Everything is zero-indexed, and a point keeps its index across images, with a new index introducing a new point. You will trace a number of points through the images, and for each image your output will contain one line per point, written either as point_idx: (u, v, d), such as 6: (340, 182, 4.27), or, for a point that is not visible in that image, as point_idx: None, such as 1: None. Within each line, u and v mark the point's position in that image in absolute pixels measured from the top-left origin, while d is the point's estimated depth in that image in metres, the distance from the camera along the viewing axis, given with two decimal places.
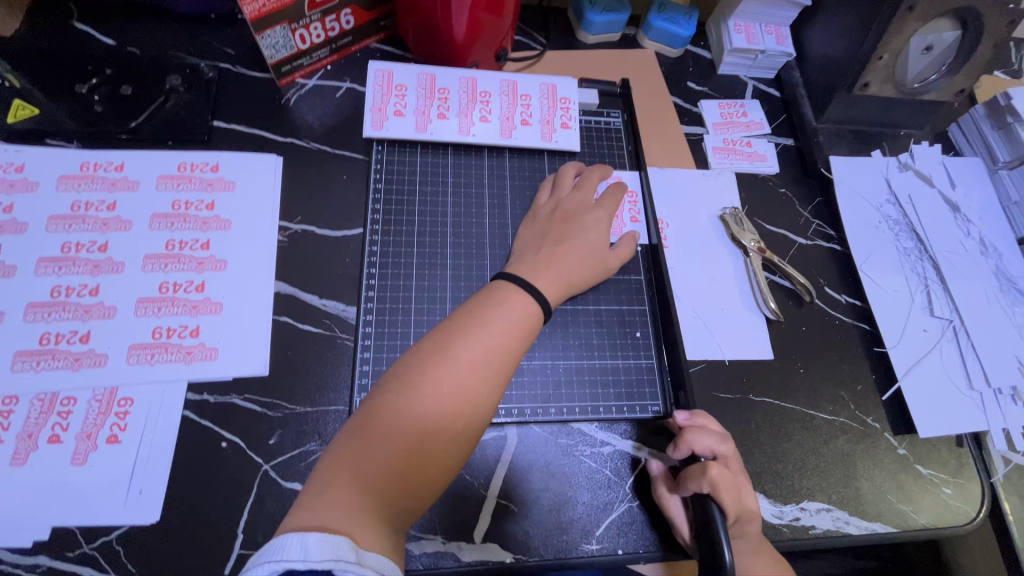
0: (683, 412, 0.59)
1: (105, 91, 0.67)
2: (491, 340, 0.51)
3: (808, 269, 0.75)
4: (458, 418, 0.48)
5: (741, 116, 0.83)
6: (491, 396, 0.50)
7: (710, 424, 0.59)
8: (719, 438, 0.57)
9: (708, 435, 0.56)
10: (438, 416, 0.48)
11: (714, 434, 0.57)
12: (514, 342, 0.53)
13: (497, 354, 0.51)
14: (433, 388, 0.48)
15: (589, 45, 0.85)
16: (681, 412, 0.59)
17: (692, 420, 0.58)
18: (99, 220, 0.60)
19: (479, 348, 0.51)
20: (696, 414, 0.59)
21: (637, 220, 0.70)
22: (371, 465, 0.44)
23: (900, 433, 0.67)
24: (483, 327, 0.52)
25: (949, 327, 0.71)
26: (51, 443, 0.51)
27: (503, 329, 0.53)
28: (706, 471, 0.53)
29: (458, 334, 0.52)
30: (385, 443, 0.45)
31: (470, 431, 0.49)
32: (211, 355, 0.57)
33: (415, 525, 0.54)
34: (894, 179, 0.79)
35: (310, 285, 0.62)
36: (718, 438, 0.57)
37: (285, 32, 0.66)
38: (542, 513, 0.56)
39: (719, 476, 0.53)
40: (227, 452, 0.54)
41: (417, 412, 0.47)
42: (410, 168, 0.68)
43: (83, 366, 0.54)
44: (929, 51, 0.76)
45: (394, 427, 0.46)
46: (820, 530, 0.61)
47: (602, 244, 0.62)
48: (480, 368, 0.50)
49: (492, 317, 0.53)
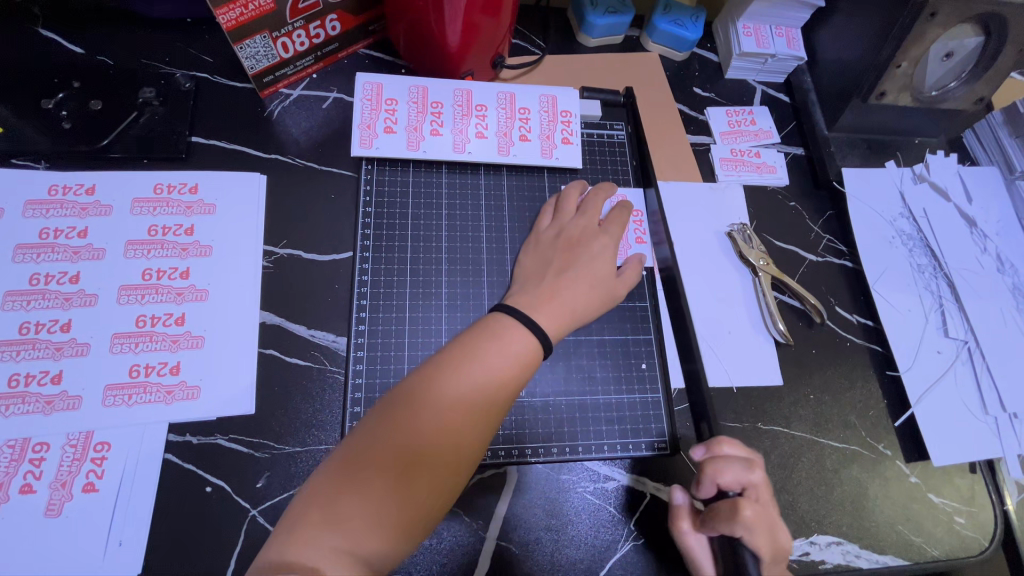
0: (700, 446, 0.53)
1: (74, 106, 0.63)
2: (484, 376, 0.48)
3: (818, 288, 0.72)
4: (446, 459, 0.45)
5: (749, 124, 0.79)
6: (482, 437, 0.47)
7: (733, 450, 0.53)
8: (747, 466, 0.51)
9: (732, 466, 0.51)
10: (424, 456, 0.44)
11: (738, 462, 0.51)
12: (510, 380, 0.49)
13: (491, 392, 0.48)
14: (420, 426, 0.45)
15: (591, 50, 0.80)
16: (697, 446, 0.53)
17: (711, 453, 0.53)
18: (70, 248, 0.57)
19: (472, 384, 0.47)
20: (713, 444, 0.53)
21: (642, 241, 0.67)
22: (350, 506, 0.42)
23: (913, 460, 0.65)
24: (478, 361, 0.48)
25: (964, 348, 0.69)
26: (23, 493, 0.48)
27: (498, 365, 0.49)
28: (738, 513, 0.48)
29: (450, 368, 0.48)
30: (365, 481, 0.43)
31: (457, 474, 0.46)
32: (193, 394, 0.54)
33: (409, 570, 0.52)
34: (909, 192, 0.76)
35: (298, 315, 0.59)
36: (745, 467, 0.51)
37: (266, 41, 0.62)
38: (541, 553, 0.54)
39: (753, 516, 0.48)
40: (212, 497, 0.51)
41: (403, 451, 0.44)
42: (402, 188, 0.64)
43: (56, 409, 0.51)
44: (950, 57, 0.72)
45: (376, 465, 0.43)
46: (831, 565, 0.59)
47: (609, 271, 0.59)
48: (471, 405, 0.47)
49: (486, 350, 0.49)
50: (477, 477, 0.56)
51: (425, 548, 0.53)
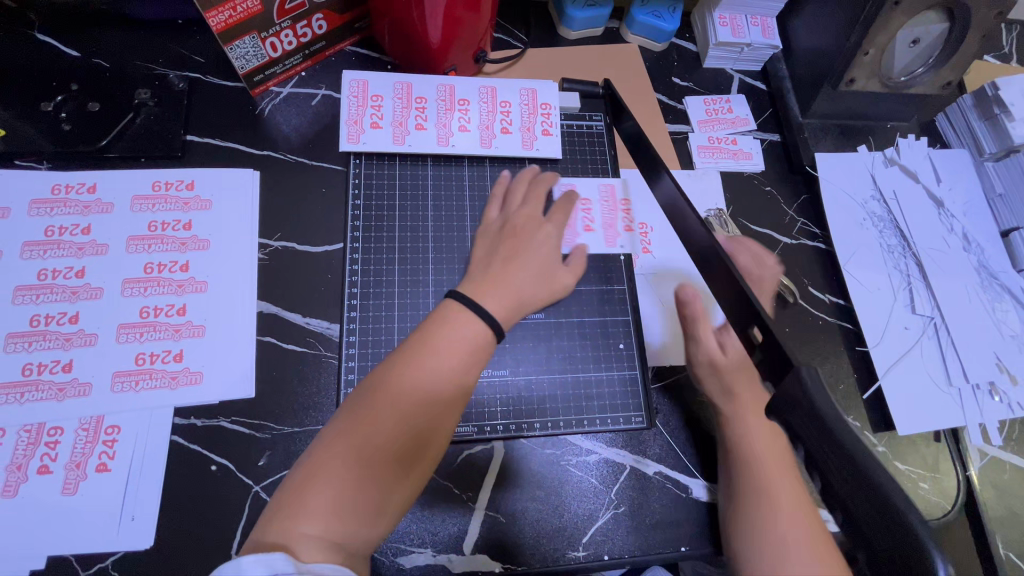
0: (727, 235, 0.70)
1: (72, 108, 0.65)
2: (439, 365, 0.50)
3: (792, 269, 0.75)
4: (408, 446, 0.48)
5: (726, 112, 0.81)
6: (441, 421, 0.50)
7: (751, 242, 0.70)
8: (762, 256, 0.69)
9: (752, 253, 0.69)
10: (386, 445, 0.47)
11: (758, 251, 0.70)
12: (462, 368, 0.51)
13: (444, 380, 0.50)
14: (381, 419, 0.47)
15: (572, 42, 0.83)
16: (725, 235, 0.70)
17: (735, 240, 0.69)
18: (74, 245, 0.60)
19: (427, 373, 0.50)
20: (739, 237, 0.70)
21: (631, 228, 0.71)
22: (323, 499, 0.44)
23: (880, 431, 0.69)
24: (431, 353, 0.51)
25: (930, 324, 0.72)
26: (40, 474, 0.52)
27: (450, 352, 0.51)
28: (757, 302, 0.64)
29: (406, 360, 0.50)
30: (335, 474, 0.45)
31: (421, 459, 0.49)
32: (196, 379, 0.57)
33: (403, 540, 0.55)
34: (880, 175, 0.79)
35: (293, 304, 0.62)
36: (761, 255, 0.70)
37: (256, 42, 0.64)
38: (527, 523, 0.58)
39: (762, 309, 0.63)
40: (218, 475, 0.55)
41: (367, 444, 0.46)
42: (389, 180, 0.67)
43: (68, 396, 0.54)
44: (916, 43, 0.74)
45: (342, 455, 0.46)
46: None
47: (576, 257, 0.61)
48: (428, 393, 0.49)
49: (437, 341, 0.51)
50: (466, 452, 0.60)
51: (417, 519, 0.56)
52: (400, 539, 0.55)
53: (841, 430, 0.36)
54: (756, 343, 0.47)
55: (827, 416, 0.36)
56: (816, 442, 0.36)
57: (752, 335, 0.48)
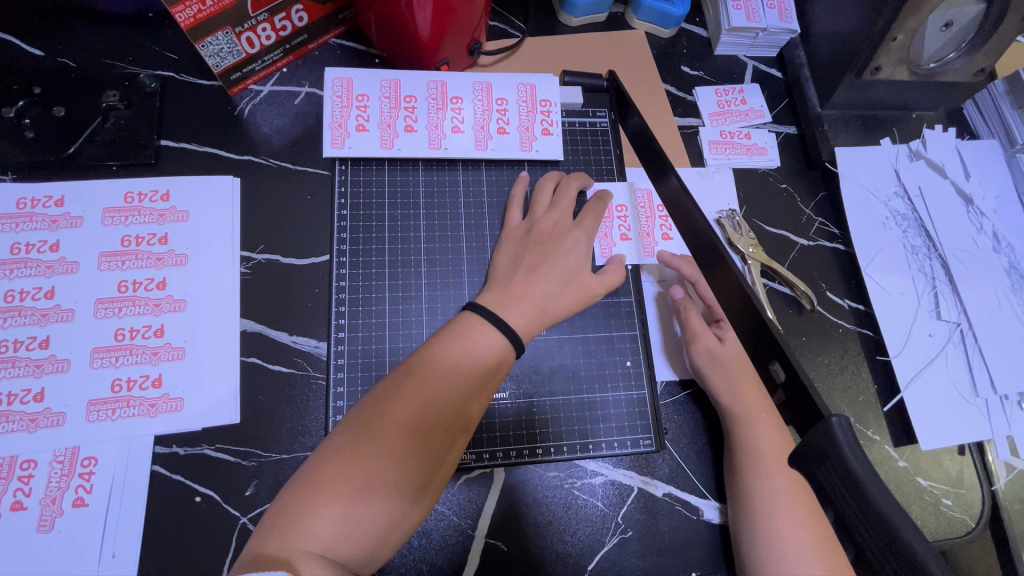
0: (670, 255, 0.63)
1: (36, 114, 0.61)
2: (457, 379, 0.47)
3: (808, 273, 0.70)
4: (421, 463, 0.44)
5: (739, 104, 0.76)
6: (455, 440, 0.47)
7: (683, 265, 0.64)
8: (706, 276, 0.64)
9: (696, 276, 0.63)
10: (397, 460, 0.43)
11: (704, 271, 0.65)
12: (480, 382, 0.48)
13: (463, 396, 0.47)
14: (395, 431, 0.44)
15: (573, 30, 0.77)
16: (671, 256, 0.63)
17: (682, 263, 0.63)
18: (42, 263, 0.56)
19: (444, 385, 0.47)
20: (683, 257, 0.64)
21: (669, 237, 0.67)
22: (324, 514, 0.40)
23: (902, 444, 0.65)
24: (448, 364, 0.47)
25: (957, 331, 0.68)
26: (14, 510, 0.49)
27: (469, 366, 0.48)
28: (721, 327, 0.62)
29: (422, 370, 0.47)
30: (340, 487, 0.41)
31: (432, 478, 0.45)
32: (176, 406, 0.54)
33: (400, 571, 0.53)
34: (904, 169, 0.74)
35: (278, 321, 0.58)
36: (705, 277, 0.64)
37: (229, 37, 0.59)
38: (530, 551, 0.55)
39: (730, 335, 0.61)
40: (202, 507, 0.52)
41: (378, 458, 0.43)
42: (378, 187, 0.63)
43: (40, 426, 0.51)
44: (949, 27, 0.68)
45: (350, 467, 0.42)
46: None
47: (574, 271, 0.57)
48: (444, 406, 0.46)
49: (457, 352, 0.48)
50: (464, 478, 0.56)
51: (414, 548, 0.54)
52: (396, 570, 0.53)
53: (884, 502, 0.30)
54: (779, 381, 0.41)
55: (866, 483, 0.30)
56: (850, 510, 0.31)
57: (773, 371, 0.41)
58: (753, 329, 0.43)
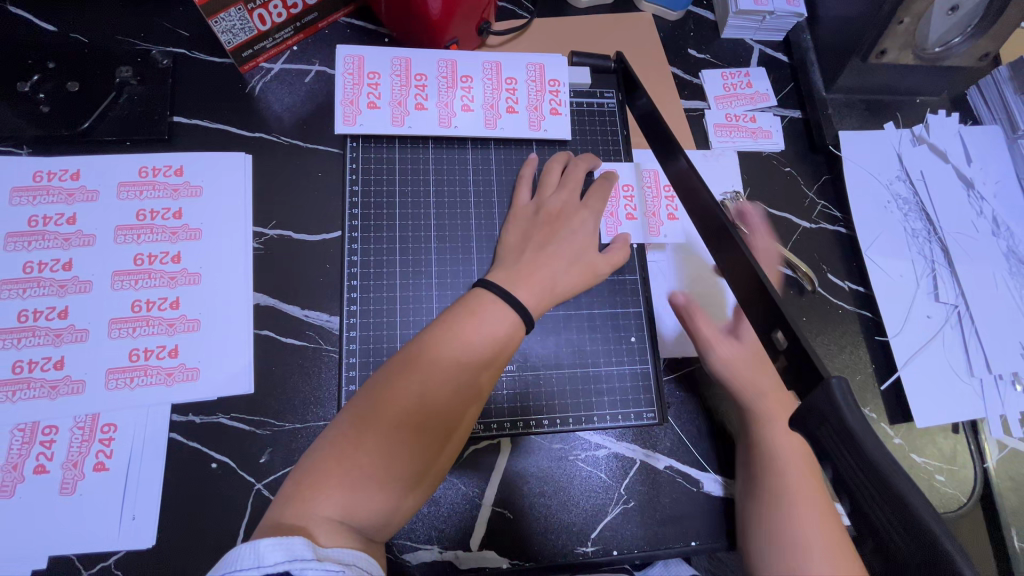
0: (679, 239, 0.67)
1: (50, 89, 0.61)
2: (466, 355, 0.48)
3: (810, 255, 0.71)
4: (432, 435, 0.46)
5: (745, 87, 0.76)
6: (467, 414, 0.48)
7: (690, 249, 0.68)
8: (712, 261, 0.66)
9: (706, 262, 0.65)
10: (409, 432, 0.45)
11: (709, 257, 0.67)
12: (489, 358, 0.49)
13: (473, 371, 0.48)
14: (407, 404, 0.45)
15: (581, 11, 0.77)
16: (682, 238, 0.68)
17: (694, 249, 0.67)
18: (59, 235, 0.57)
19: (455, 361, 0.48)
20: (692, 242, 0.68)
21: (675, 217, 0.68)
22: (341, 481, 0.42)
23: (897, 422, 0.67)
24: (459, 340, 0.49)
25: (954, 312, 0.69)
26: (37, 474, 0.51)
27: (478, 343, 0.49)
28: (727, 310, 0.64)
29: (432, 346, 0.48)
30: (357, 457, 0.43)
31: (443, 451, 0.47)
32: (192, 375, 0.55)
33: (410, 537, 0.55)
34: (907, 153, 0.75)
35: (291, 296, 0.59)
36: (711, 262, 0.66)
37: (242, 14, 0.59)
38: (535, 518, 0.57)
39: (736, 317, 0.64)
40: (218, 473, 0.54)
41: (391, 430, 0.44)
42: (389, 165, 0.64)
43: (61, 394, 0.53)
44: (956, 11, 0.68)
45: (365, 439, 0.43)
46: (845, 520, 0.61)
47: (583, 249, 0.58)
48: (454, 381, 0.47)
49: (467, 329, 0.49)
50: (472, 448, 0.58)
51: (424, 515, 0.55)
52: (405, 536, 0.55)
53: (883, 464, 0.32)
54: (780, 349, 0.43)
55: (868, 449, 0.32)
56: (847, 468, 0.33)
57: (775, 339, 0.43)
58: (761, 303, 0.44)
